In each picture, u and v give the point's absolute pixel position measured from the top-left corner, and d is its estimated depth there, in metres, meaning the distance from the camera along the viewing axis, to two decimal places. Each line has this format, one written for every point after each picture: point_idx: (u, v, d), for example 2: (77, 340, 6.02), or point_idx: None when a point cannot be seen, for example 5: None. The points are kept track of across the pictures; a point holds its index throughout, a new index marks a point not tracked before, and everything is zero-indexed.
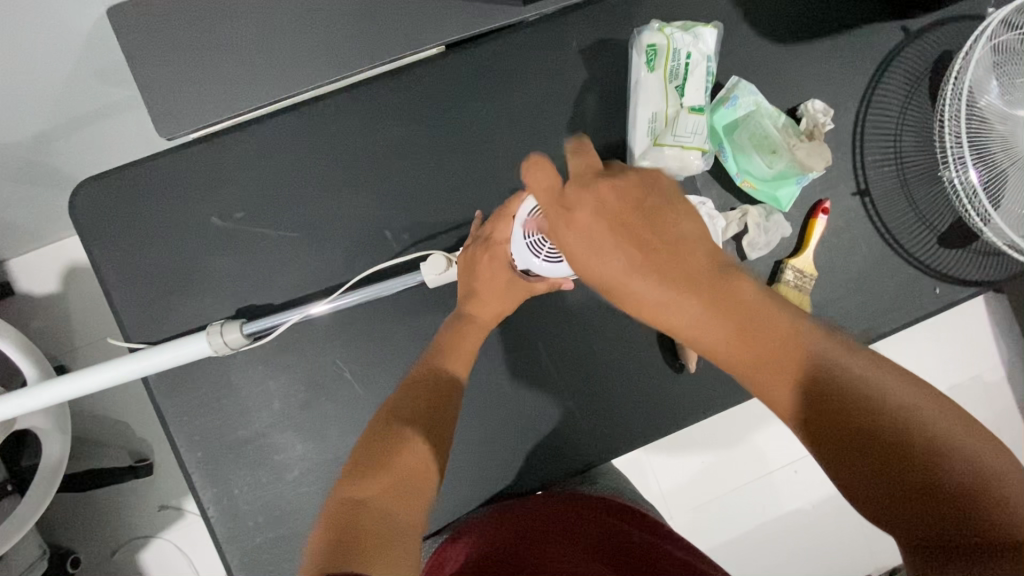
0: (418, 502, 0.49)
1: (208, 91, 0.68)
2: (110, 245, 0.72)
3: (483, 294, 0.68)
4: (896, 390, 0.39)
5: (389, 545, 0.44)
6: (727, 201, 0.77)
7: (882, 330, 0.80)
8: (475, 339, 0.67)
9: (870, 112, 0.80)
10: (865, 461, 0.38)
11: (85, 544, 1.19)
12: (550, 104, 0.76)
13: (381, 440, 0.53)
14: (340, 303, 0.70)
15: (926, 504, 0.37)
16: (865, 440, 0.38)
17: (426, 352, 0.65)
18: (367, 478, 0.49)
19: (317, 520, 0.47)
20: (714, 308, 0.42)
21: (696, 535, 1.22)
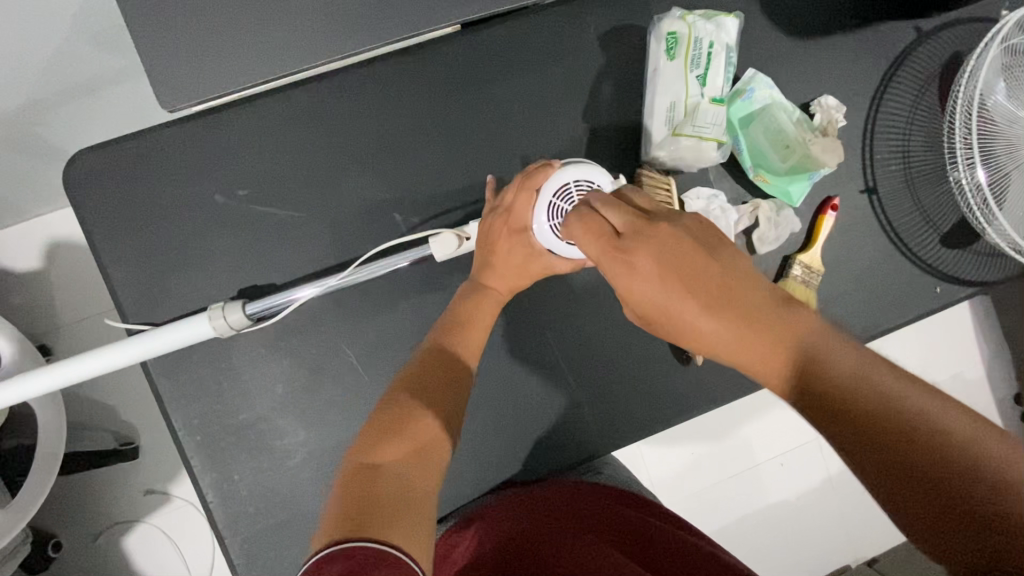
0: (435, 467, 0.49)
1: (212, 61, 0.65)
2: (107, 220, 0.69)
3: (499, 267, 0.67)
4: (954, 420, 0.38)
5: (406, 509, 0.43)
6: (739, 195, 0.77)
7: (884, 328, 0.82)
8: (490, 312, 0.66)
9: (880, 110, 0.81)
10: (913, 487, 0.37)
11: (68, 528, 1.17)
12: (566, 89, 0.75)
13: (398, 406, 0.52)
14: (341, 281, 0.68)
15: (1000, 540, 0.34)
16: (911, 461, 0.37)
17: (442, 322, 0.64)
18: (383, 442, 0.48)
19: (335, 484, 0.46)
20: (756, 341, 0.44)
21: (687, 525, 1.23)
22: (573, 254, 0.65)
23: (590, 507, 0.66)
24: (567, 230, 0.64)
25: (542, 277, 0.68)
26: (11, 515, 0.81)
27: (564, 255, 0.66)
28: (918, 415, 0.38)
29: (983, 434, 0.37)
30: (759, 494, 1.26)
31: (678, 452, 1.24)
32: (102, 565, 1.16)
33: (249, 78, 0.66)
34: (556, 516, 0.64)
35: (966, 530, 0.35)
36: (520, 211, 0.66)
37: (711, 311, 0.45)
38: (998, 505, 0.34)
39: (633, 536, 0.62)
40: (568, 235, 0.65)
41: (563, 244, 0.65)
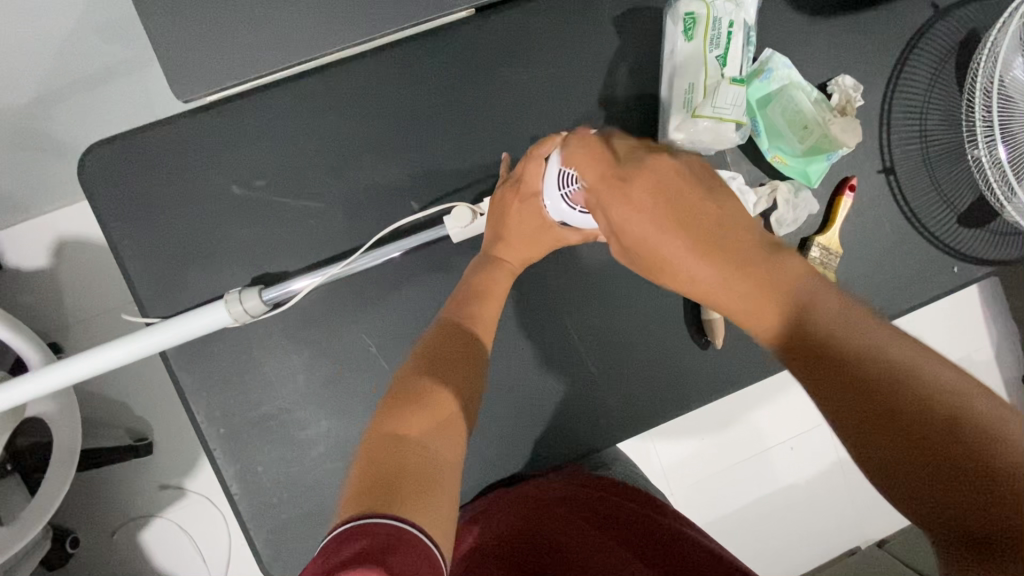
0: (457, 439, 0.49)
1: (225, 50, 0.64)
2: (121, 212, 0.68)
3: (511, 238, 0.67)
4: (946, 375, 0.36)
5: (430, 485, 0.43)
6: (757, 177, 0.77)
7: (904, 308, 0.81)
8: (504, 283, 0.65)
9: (897, 89, 0.80)
10: (885, 428, 0.36)
11: (85, 523, 1.17)
12: (582, 73, 0.74)
13: (422, 379, 0.51)
14: (356, 265, 0.68)
15: (966, 482, 0.34)
16: (886, 405, 0.36)
17: (456, 294, 0.63)
18: (407, 414, 0.47)
19: (357, 457, 0.46)
20: (742, 283, 0.44)
21: (693, 511, 1.23)
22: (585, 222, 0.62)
23: (588, 497, 0.65)
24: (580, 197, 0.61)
25: (553, 248, 0.68)
26: (35, 511, 0.81)
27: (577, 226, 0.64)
28: (901, 366, 0.37)
29: (969, 387, 0.36)
30: (771, 478, 1.26)
31: (690, 438, 1.24)
32: (120, 559, 1.17)
33: (263, 67, 0.65)
34: (556, 509, 0.63)
35: (937, 473, 0.35)
36: (532, 185, 0.66)
37: (706, 257, 0.45)
38: (970, 445, 0.34)
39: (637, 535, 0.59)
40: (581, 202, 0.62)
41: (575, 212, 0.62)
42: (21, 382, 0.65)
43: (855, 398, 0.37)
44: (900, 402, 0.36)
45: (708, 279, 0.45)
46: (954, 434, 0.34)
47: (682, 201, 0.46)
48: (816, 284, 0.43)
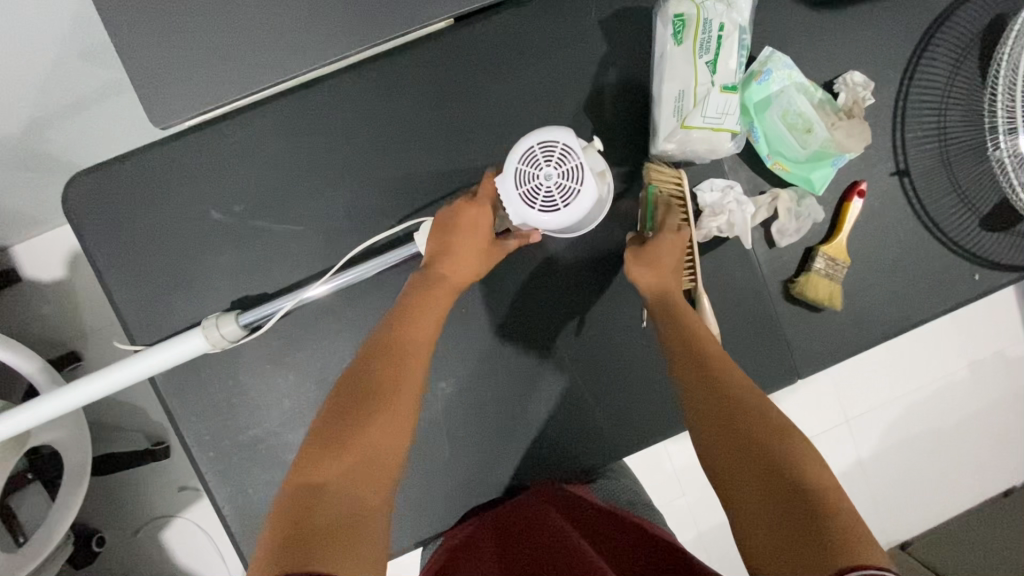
0: (380, 482, 0.50)
1: (196, 72, 0.63)
2: (106, 240, 0.68)
3: (460, 249, 0.65)
4: (770, 415, 0.52)
5: (349, 544, 0.43)
6: (756, 184, 0.73)
7: (922, 319, 0.75)
8: (443, 301, 0.63)
9: (912, 86, 0.74)
10: (717, 430, 0.53)
11: (109, 524, 1.21)
12: (567, 83, 0.71)
13: (341, 416, 0.52)
14: (340, 282, 0.67)
15: (756, 471, 0.48)
16: (730, 415, 0.53)
17: (392, 316, 0.61)
18: (327, 461, 0.48)
19: (269, 517, 0.45)
20: (710, 342, 0.61)
21: (676, 525, 1.07)
22: (548, 223, 0.60)
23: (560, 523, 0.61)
24: (539, 194, 0.59)
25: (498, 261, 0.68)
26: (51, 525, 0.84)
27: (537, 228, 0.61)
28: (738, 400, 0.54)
29: (779, 426, 0.51)
30: None
31: None
32: (145, 558, 1.21)
33: (236, 89, 0.63)
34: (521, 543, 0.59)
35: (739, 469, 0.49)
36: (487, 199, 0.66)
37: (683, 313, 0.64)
38: (765, 448, 0.49)
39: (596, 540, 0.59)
40: (540, 201, 0.59)
41: (535, 212, 0.59)
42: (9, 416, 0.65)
43: (714, 409, 0.54)
44: (732, 413, 0.53)
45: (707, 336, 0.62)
46: (759, 440, 0.50)
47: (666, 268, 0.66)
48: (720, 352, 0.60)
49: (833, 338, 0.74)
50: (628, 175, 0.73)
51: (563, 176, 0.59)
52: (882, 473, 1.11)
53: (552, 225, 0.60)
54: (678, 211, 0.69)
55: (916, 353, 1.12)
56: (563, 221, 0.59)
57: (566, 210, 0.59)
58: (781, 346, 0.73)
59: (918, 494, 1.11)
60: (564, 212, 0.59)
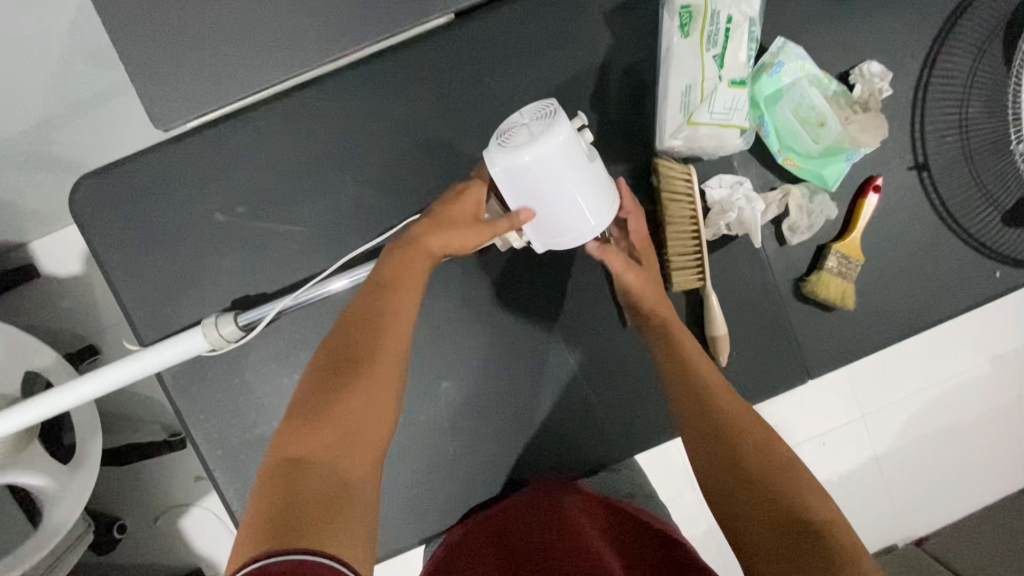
0: (362, 451, 0.50)
1: (196, 73, 0.62)
2: (113, 242, 0.69)
3: (439, 219, 0.63)
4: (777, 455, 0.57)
5: (331, 514, 0.44)
6: (766, 180, 0.70)
7: (941, 317, 0.73)
8: (414, 273, 0.60)
9: (933, 76, 0.71)
10: (727, 471, 0.57)
11: (131, 511, 1.21)
12: (570, 79, 0.70)
13: (319, 391, 0.51)
14: (359, 276, 0.67)
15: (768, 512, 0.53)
16: (737, 457, 0.57)
17: (375, 279, 0.60)
18: (307, 436, 0.48)
19: (255, 481, 0.47)
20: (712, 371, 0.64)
21: (682, 521, 1.06)
22: (516, 158, 0.56)
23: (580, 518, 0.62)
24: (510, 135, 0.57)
25: (477, 242, 0.62)
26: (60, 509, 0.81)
27: (508, 172, 0.57)
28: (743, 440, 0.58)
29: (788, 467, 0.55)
30: None
31: None
32: (164, 546, 1.20)
33: (236, 90, 0.63)
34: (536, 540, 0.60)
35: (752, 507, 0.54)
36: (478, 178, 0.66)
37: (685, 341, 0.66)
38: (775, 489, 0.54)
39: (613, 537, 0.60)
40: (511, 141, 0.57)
41: (503, 149, 0.57)
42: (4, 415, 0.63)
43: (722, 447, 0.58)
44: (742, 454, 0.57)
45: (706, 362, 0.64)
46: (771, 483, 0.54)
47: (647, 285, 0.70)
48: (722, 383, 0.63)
49: (846, 338, 0.72)
50: (634, 172, 0.70)
51: (538, 118, 0.57)
52: (898, 471, 1.09)
53: (519, 160, 0.56)
54: (688, 204, 0.66)
55: (934, 350, 1.09)
56: (529, 154, 0.56)
57: (537, 142, 0.55)
58: (791, 346, 0.72)
59: (936, 493, 1.09)
60: (534, 144, 0.56)
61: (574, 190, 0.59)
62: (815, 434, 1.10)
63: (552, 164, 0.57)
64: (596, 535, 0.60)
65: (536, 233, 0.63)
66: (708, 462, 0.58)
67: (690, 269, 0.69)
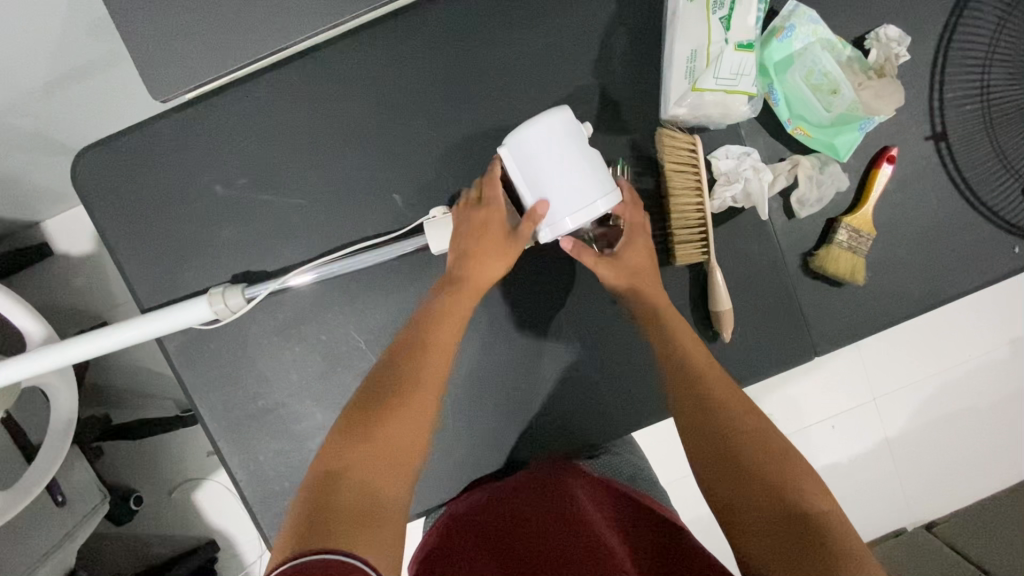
0: (402, 472, 0.51)
1: (192, 40, 0.62)
2: (116, 214, 0.70)
3: (474, 253, 0.62)
4: (780, 447, 0.54)
5: (370, 527, 0.45)
6: (775, 151, 0.68)
7: (955, 294, 0.70)
8: (461, 313, 0.61)
9: (954, 41, 0.68)
10: (725, 463, 0.54)
11: (145, 483, 1.24)
12: (573, 46, 0.68)
13: (365, 408, 0.53)
14: (322, 273, 0.67)
15: (763, 503, 0.50)
16: (735, 449, 0.54)
17: (416, 320, 0.61)
18: (349, 457, 0.49)
19: (299, 490, 0.48)
20: (710, 366, 0.61)
21: (685, 501, 1.06)
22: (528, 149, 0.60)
23: (591, 506, 0.61)
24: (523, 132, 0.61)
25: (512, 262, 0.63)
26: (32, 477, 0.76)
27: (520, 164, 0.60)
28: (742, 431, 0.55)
29: (788, 460, 0.52)
30: None
31: None
32: (178, 517, 1.23)
33: (233, 58, 0.62)
34: (536, 520, 0.59)
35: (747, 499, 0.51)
36: (497, 195, 0.63)
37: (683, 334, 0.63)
38: (774, 482, 0.50)
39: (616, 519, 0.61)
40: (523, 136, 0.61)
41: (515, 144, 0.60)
42: (15, 363, 0.68)
43: (722, 437, 0.55)
44: (741, 444, 0.54)
45: (704, 358, 0.62)
46: (770, 475, 0.51)
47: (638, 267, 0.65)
48: (722, 378, 0.60)
49: (856, 314, 0.70)
50: (638, 143, 0.68)
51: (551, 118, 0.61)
52: (908, 453, 1.07)
53: (519, 140, 0.60)
54: (692, 174, 0.64)
55: (949, 330, 1.06)
56: (528, 132, 0.59)
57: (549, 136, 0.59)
58: (798, 322, 0.70)
59: (947, 475, 1.07)
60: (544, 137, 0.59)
61: (575, 165, 0.60)
62: (824, 416, 1.08)
63: (552, 142, 0.59)
64: (598, 514, 0.60)
65: (542, 215, 0.61)
66: (703, 458, 0.55)
67: (694, 243, 0.66)
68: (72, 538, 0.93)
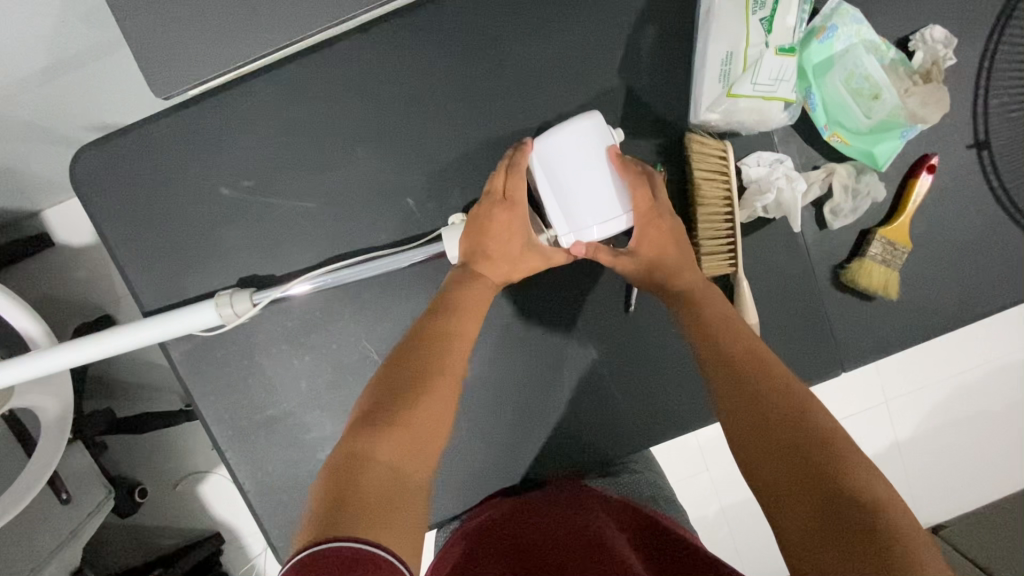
0: (426, 460, 0.48)
1: (195, 32, 0.58)
2: (118, 215, 0.67)
3: (496, 256, 0.60)
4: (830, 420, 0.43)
5: (389, 510, 0.42)
6: (808, 159, 0.65)
7: (990, 310, 0.67)
8: (485, 306, 0.58)
9: (1003, 42, 0.64)
10: (758, 433, 0.44)
11: (149, 478, 1.23)
12: (599, 44, 0.64)
13: (388, 386, 0.50)
14: (323, 283, 0.64)
15: (805, 478, 0.40)
16: (772, 415, 0.44)
17: (429, 310, 0.57)
18: (378, 434, 0.46)
19: (323, 470, 0.45)
20: (743, 333, 0.53)
21: (697, 506, 1.04)
22: (557, 175, 0.58)
23: (605, 524, 0.58)
24: (550, 155, 0.58)
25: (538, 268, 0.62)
26: (19, 489, 0.72)
27: (549, 187, 0.58)
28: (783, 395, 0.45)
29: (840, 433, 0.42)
30: None
31: None
32: (183, 512, 1.22)
33: (238, 52, 0.58)
34: (551, 539, 0.57)
35: (788, 475, 0.41)
36: (522, 196, 0.59)
37: (716, 302, 0.56)
38: (826, 457, 0.40)
39: (645, 551, 0.55)
40: (550, 159, 0.58)
41: (541, 170, 0.58)
42: (12, 367, 0.65)
43: (754, 402, 0.46)
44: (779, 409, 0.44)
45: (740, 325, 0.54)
46: (815, 445, 0.41)
47: (661, 239, 0.58)
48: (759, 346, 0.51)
49: (887, 330, 0.68)
50: (664, 150, 0.65)
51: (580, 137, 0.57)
52: (927, 463, 1.04)
53: (545, 144, 0.58)
54: (723, 183, 0.61)
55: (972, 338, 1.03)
56: (555, 137, 0.57)
57: (576, 162, 0.57)
58: (826, 338, 0.67)
59: (967, 486, 1.04)
60: (574, 163, 0.57)
61: (603, 173, 0.57)
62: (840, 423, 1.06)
63: (579, 145, 0.57)
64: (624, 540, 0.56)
65: (567, 219, 0.58)
66: (738, 426, 0.46)
67: (721, 256, 0.62)
68: (79, 535, 0.91)
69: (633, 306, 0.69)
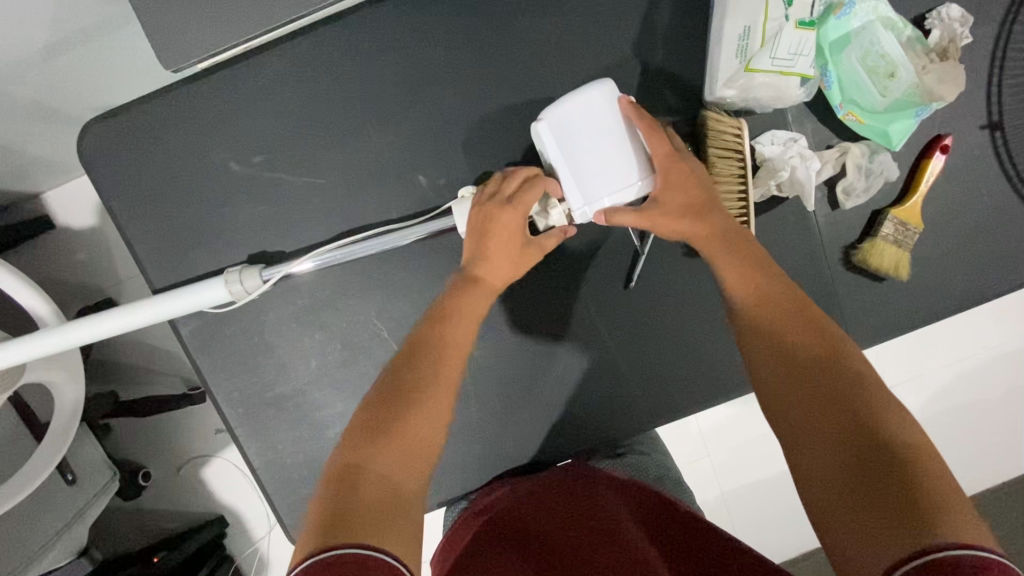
0: (421, 468, 0.46)
1: (204, 4, 0.57)
2: (126, 191, 0.66)
3: (493, 255, 0.57)
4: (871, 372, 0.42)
5: (383, 522, 0.40)
6: (822, 138, 0.65)
7: (1000, 291, 0.68)
8: (481, 309, 0.56)
9: (1018, 21, 0.64)
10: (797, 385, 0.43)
11: (154, 461, 1.23)
12: (613, 20, 0.64)
13: (387, 392, 0.48)
14: (324, 261, 0.64)
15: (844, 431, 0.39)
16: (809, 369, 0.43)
17: (427, 315, 0.55)
18: (372, 446, 0.44)
19: (318, 485, 0.43)
20: (777, 280, 0.50)
21: (701, 489, 1.05)
22: (570, 142, 0.57)
23: (626, 512, 0.57)
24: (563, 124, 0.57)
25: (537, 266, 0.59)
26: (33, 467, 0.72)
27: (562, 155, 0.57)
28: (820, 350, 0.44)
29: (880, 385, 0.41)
30: None
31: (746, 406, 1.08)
32: (187, 495, 1.23)
33: (248, 25, 0.57)
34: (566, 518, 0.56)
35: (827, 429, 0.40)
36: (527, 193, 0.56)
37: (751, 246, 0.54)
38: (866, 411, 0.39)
39: (665, 538, 0.55)
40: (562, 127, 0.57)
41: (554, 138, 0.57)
42: (20, 345, 0.64)
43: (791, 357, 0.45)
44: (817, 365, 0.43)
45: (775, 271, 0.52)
46: (851, 397, 0.40)
47: (689, 186, 0.55)
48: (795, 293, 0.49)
49: (897, 311, 0.68)
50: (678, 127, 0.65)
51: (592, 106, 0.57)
52: None
53: (554, 113, 0.57)
54: (737, 160, 0.59)
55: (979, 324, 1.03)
56: (568, 105, 0.57)
57: (591, 128, 0.56)
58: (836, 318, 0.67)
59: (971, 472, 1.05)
60: (588, 130, 0.57)
61: (617, 139, 0.57)
62: None
63: (593, 115, 0.57)
64: (637, 530, 0.55)
65: (581, 188, 0.57)
66: (777, 378, 0.45)
67: None
68: (85, 515, 0.91)
69: (634, 282, 0.70)
